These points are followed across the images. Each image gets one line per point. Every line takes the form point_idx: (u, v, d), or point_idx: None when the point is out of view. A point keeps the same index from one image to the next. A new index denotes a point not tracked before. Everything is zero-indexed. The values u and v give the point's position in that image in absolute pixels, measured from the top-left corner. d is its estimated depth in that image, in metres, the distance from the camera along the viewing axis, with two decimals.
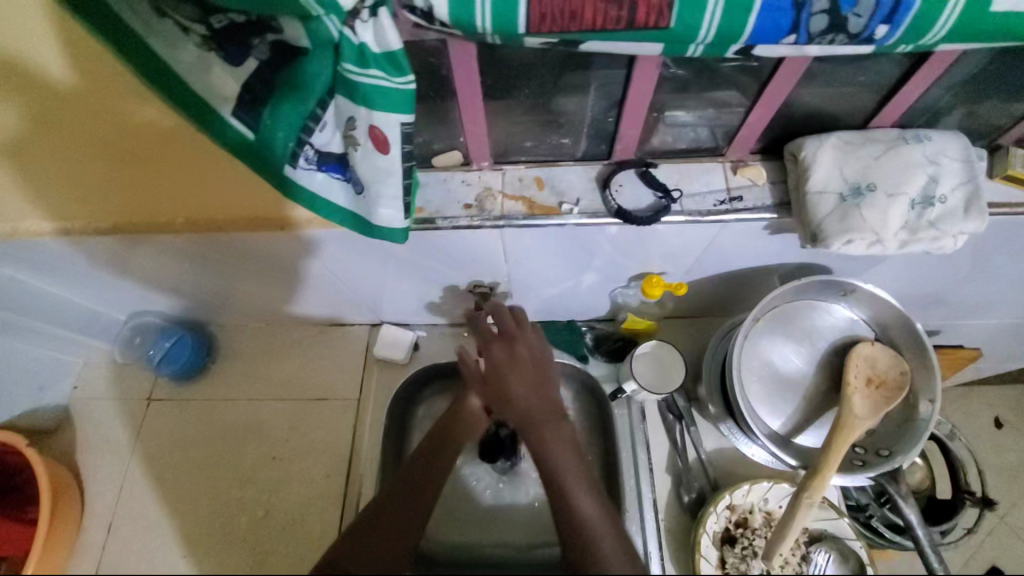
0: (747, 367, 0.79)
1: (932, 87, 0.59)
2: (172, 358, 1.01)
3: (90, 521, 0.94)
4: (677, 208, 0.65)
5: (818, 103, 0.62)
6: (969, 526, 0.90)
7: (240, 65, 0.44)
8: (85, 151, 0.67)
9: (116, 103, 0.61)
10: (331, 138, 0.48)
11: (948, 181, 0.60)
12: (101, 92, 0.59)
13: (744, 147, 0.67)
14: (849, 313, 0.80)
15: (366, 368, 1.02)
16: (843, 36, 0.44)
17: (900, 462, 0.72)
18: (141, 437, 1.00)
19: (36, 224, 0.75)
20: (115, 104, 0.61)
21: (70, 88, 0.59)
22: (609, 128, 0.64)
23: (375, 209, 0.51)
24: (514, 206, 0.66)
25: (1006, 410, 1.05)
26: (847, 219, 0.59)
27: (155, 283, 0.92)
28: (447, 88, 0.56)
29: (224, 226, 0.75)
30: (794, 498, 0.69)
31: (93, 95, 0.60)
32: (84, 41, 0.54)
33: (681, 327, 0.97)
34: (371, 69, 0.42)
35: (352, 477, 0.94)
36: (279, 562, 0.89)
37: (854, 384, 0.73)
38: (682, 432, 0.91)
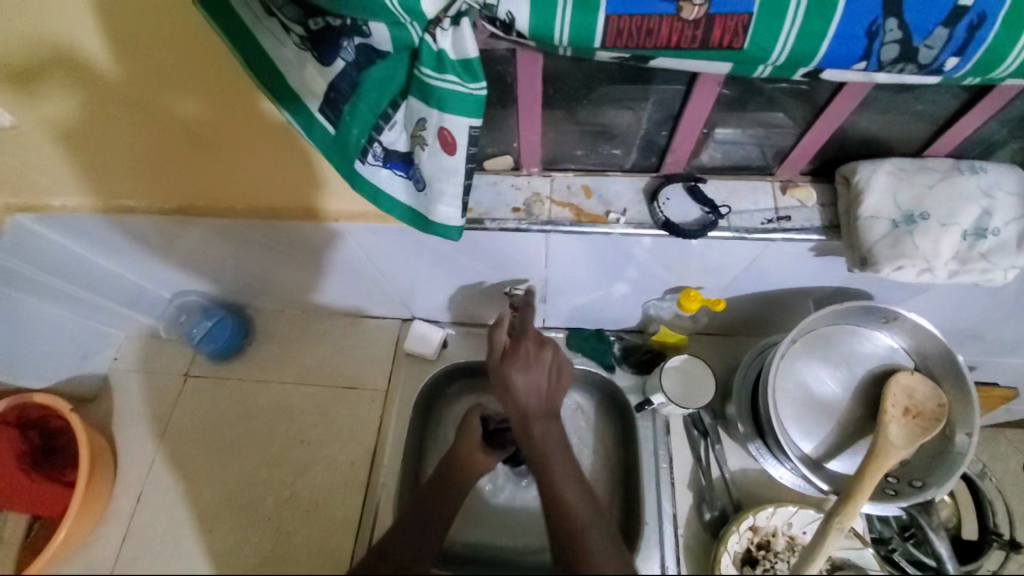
0: (780, 388, 0.78)
1: (991, 120, 0.59)
2: (212, 338, 1.05)
3: (122, 489, 0.98)
4: (724, 223, 0.65)
5: (873, 129, 0.62)
6: (995, 569, 0.87)
7: (329, 65, 0.46)
8: (151, 139, 0.70)
9: (177, 90, 0.62)
10: (399, 136, 0.50)
11: (1004, 214, 0.59)
12: (162, 78, 0.60)
13: (794, 168, 0.67)
14: (889, 341, 0.79)
15: (396, 362, 1.05)
16: (912, 66, 0.44)
17: (933, 495, 0.71)
18: (176, 411, 1.04)
19: (117, 201, 0.80)
20: (176, 90, 0.62)
21: (132, 71, 0.60)
22: (660, 141, 0.65)
23: (436, 206, 0.53)
24: (561, 212, 0.67)
25: None
26: (899, 246, 0.58)
27: (203, 265, 0.97)
28: (509, 96, 0.59)
29: (281, 213, 0.79)
30: (825, 521, 0.68)
31: (155, 79, 0.61)
32: (148, 37, 0.55)
33: (712, 343, 0.97)
34: (447, 74, 0.44)
35: (376, 467, 0.96)
36: (301, 543, 0.92)
37: (890, 413, 0.71)
38: (707, 449, 0.90)
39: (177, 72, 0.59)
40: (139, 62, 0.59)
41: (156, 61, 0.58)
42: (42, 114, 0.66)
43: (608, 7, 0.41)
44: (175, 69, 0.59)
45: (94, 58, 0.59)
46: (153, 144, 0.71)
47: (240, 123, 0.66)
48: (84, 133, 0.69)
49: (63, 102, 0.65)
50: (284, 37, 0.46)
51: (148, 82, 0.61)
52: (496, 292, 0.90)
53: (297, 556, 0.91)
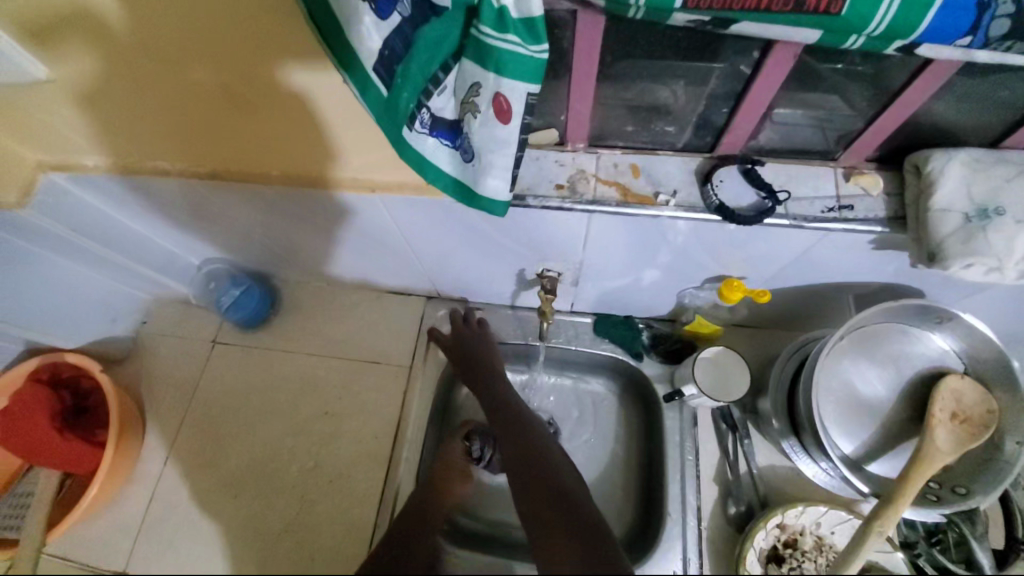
0: (821, 387, 0.75)
1: None
2: (239, 307, 1.05)
3: (151, 448, 1.00)
4: (782, 210, 0.61)
5: (955, 114, 0.57)
6: None
7: (387, 19, 0.42)
8: (177, 103, 0.68)
9: (194, 53, 0.60)
10: (447, 103, 0.48)
11: None
12: (178, 39, 0.58)
13: (860, 153, 0.63)
14: (939, 341, 0.75)
15: (420, 340, 1.04)
16: (1021, 44, 0.40)
17: (978, 503, 0.69)
18: (204, 376, 1.05)
19: (144, 165, 0.80)
20: (191, 54, 0.60)
21: (147, 30, 0.58)
22: (718, 120, 0.61)
23: (483, 178, 0.50)
24: (607, 191, 0.64)
25: None
26: (973, 241, 0.54)
27: (232, 232, 0.96)
28: (562, 64, 0.55)
29: (314, 180, 0.76)
30: (864, 525, 0.66)
31: (169, 40, 0.59)
32: None
33: (746, 335, 0.94)
34: (509, 34, 0.41)
35: (398, 442, 0.96)
36: (323, 513, 0.93)
37: (938, 417, 0.68)
38: (735, 443, 0.88)
39: (192, 31, 0.57)
40: (154, 23, 0.57)
41: (171, 20, 0.56)
42: (62, 74, 0.65)
43: None
44: (192, 30, 0.57)
45: (111, 16, 0.57)
46: (173, 109, 0.69)
47: (258, 87, 0.64)
48: (102, 96, 0.68)
49: (80, 62, 0.63)
50: None
51: (164, 44, 0.59)
52: (528, 275, 0.89)
53: (319, 525, 0.92)
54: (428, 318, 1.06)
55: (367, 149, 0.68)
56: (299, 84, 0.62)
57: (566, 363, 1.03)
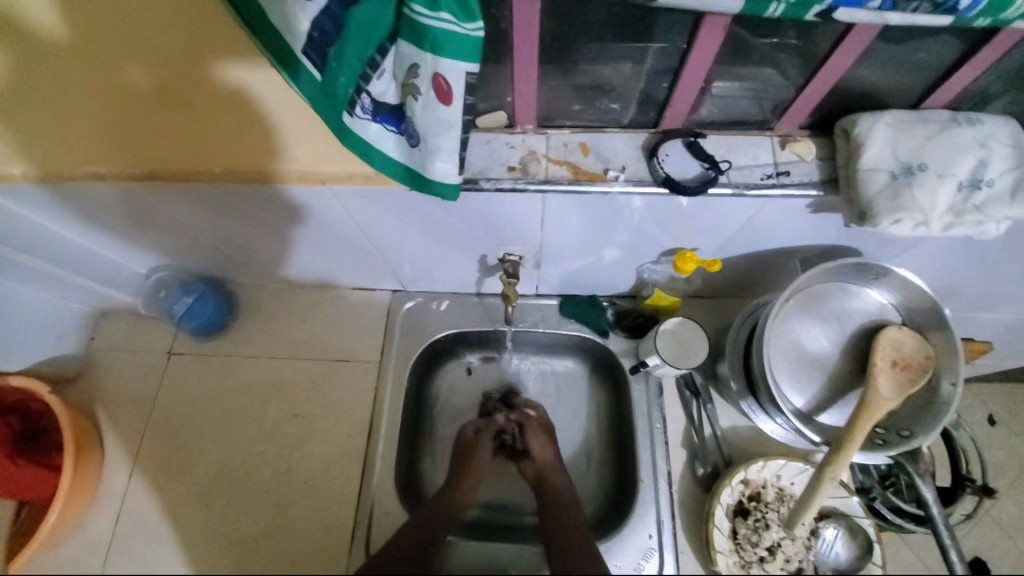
0: (773, 347, 0.80)
1: (991, 69, 0.58)
2: (194, 314, 1.01)
3: (111, 467, 0.96)
4: (724, 179, 0.64)
5: (875, 80, 0.61)
6: (968, 513, 0.93)
7: (312, 2, 0.43)
8: (114, 103, 0.67)
9: (128, 48, 0.61)
10: (388, 87, 0.48)
11: (998, 164, 0.59)
12: (113, 32, 0.59)
13: (793, 122, 0.66)
14: (876, 296, 0.81)
15: (388, 335, 1.03)
16: (926, 4, 0.43)
17: (920, 442, 0.73)
18: (162, 389, 1.01)
19: (64, 172, 0.74)
20: (127, 49, 0.61)
21: (83, 27, 0.59)
22: (660, 95, 0.63)
23: (431, 162, 0.50)
24: (559, 170, 0.65)
25: (1001, 410, 1.02)
26: (898, 198, 0.58)
27: (179, 237, 0.92)
28: (503, 44, 0.56)
29: (261, 168, 0.72)
30: (817, 471, 0.71)
31: (103, 34, 0.60)
32: None
33: (704, 306, 0.98)
34: (441, 12, 0.41)
35: (373, 437, 0.96)
36: (301, 513, 0.92)
37: (879, 365, 0.72)
38: (699, 409, 0.92)
39: (130, 26, 0.59)
40: (88, 18, 0.58)
41: (108, 13, 0.58)
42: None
43: None
44: (127, 23, 0.59)
45: (41, 14, 0.58)
46: (101, 109, 0.68)
47: (193, 82, 0.64)
48: (24, 100, 0.66)
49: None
50: None
51: (98, 39, 0.60)
52: (490, 260, 0.90)
53: (298, 527, 0.91)
54: (394, 312, 1.04)
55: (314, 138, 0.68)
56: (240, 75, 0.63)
57: (536, 346, 1.05)
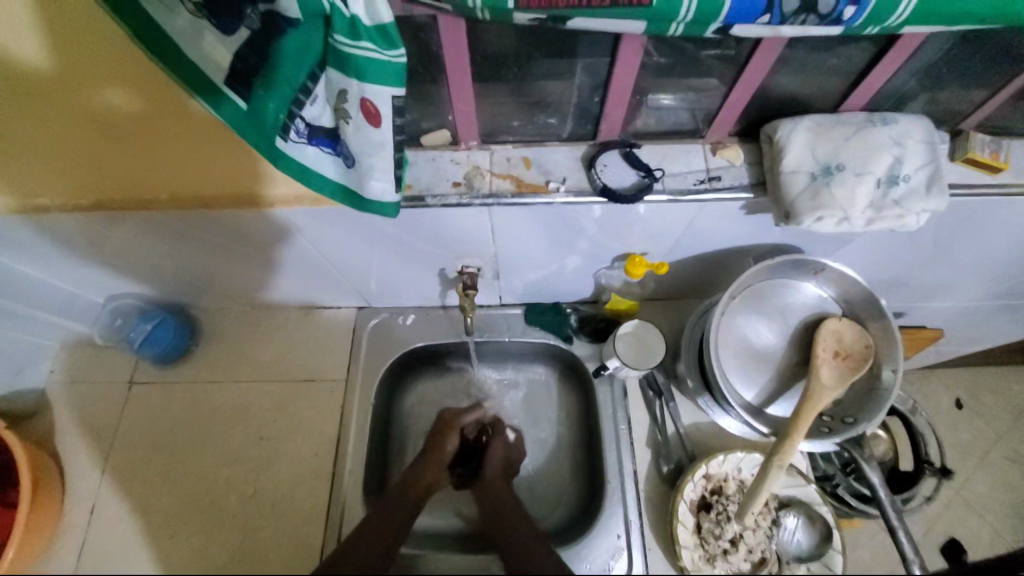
0: (723, 344, 0.83)
1: (896, 73, 0.63)
2: (155, 342, 0.99)
3: (71, 503, 0.93)
4: (659, 186, 0.67)
5: (792, 88, 0.65)
6: (928, 495, 0.98)
7: (232, 34, 0.44)
8: (60, 131, 0.66)
9: (108, 81, 0.60)
10: (321, 111, 0.49)
11: (911, 161, 0.63)
12: (93, 67, 0.58)
13: (722, 129, 0.69)
14: (818, 291, 0.85)
15: (355, 353, 1.03)
16: (813, 17, 0.46)
17: (864, 429, 0.77)
18: (123, 420, 0.98)
19: (0, 202, 0.73)
20: (85, 83, 0.60)
21: (60, 62, 0.58)
22: (594, 108, 0.66)
23: (367, 182, 0.52)
24: (502, 183, 0.67)
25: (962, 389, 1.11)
26: (819, 198, 0.62)
27: (135, 265, 0.91)
28: (437, 66, 0.58)
29: (210, 203, 0.75)
30: (766, 461, 0.73)
31: (82, 70, 0.59)
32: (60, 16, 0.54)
33: (662, 308, 1.01)
34: (363, 41, 0.43)
35: (341, 457, 0.95)
36: (269, 539, 0.90)
37: (821, 357, 0.76)
38: (662, 408, 0.94)
39: (110, 62, 0.58)
40: (64, 53, 0.57)
41: (85, 48, 0.56)
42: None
43: None
44: (108, 60, 0.58)
45: (16, 49, 0.56)
46: (79, 140, 0.67)
47: (178, 119, 0.64)
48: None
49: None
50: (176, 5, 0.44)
51: (77, 74, 0.59)
52: (450, 273, 0.91)
53: (266, 553, 0.89)
54: (360, 329, 1.04)
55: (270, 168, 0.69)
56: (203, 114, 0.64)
57: (504, 355, 1.06)
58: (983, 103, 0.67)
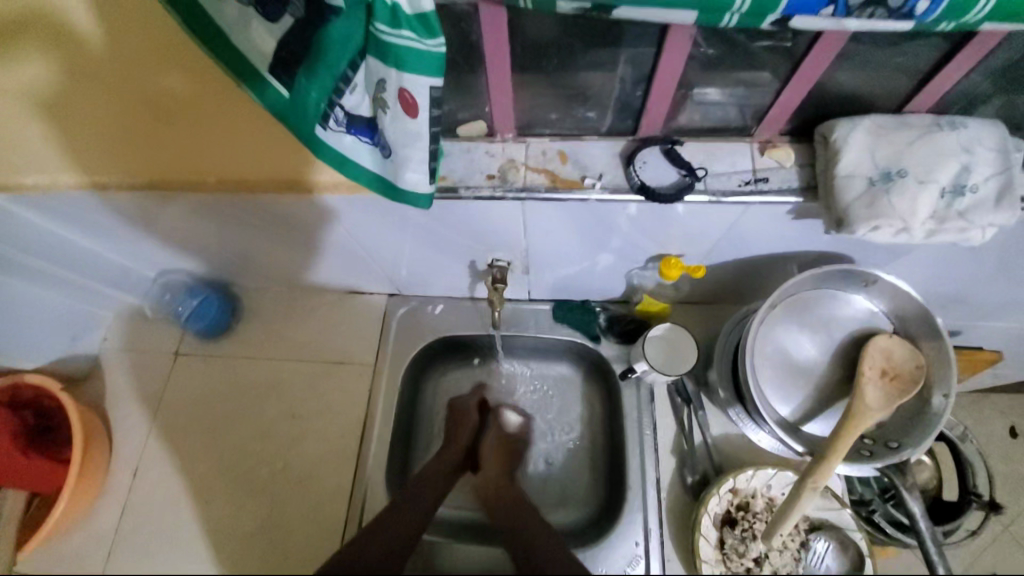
0: (759, 354, 0.80)
1: (975, 71, 0.57)
2: (199, 316, 1.06)
3: (118, 464, 0.99)
4: (700, 186, 0.64)
5: (852, 86, 0.61)
6: (973, 529, 0.93)
7: (277, 23, 0.45)
8: (128, 105, 0.70)
9: (161, 59, 0.65)
10: (361, 100, 0.49)
11: (983, 170, 0.58)
12: (149, 44, 0.64)
13: (773, 128, 0.65)
14: (867, 304, 0.79)
15: (383, 339, 1.04)
16: (882, 10, 0.42)
17: (909, 455, 0.72)
18: (167, 389, 1.04)
19: (62, 179, 0.77)
20: (158, 56, 0.65)
21: (122, 40, 0.64)
22: (635, 103, 0.64)
23: (403, 172, 0.52)
24: (536, 178, 0.66)
25: None
26: (876, 206, 0.57)
27: (183, 243, 0.96)
28: (476, 56, 0.58)
29: (252, 186, 0.76)
30: (799, 481, 0.70)
31: (139, 47, 0.64)
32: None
33: (695, 312, 0.97)
34: (403, 30, 0.43)
35: (365, 440, 0.97)
36: (295, 512, 0.94)
37: (866, 374, 0.71)
38: (690, 415, 0.92)
39: (163, 39, 0.63)
40: (125, 31, 0.63)
41: (143, 25, 0.62)
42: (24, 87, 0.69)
43: None
44: (161, 37, 0.63)
45: (87, 26, 0.63)
46: (134, 119, 0.72)
47: (219, 95, 0.68)
48: (65, 110, 0.71)
49: (45, 73, 0.67)
50: None
51: (136, 52, 0.65)
52: (479, 266, 0.91)
53: (292, 525, 0.93)
54: (390, 316, 1.06)
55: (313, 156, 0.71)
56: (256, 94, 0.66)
57: (529, 351, 1.05)
58: None
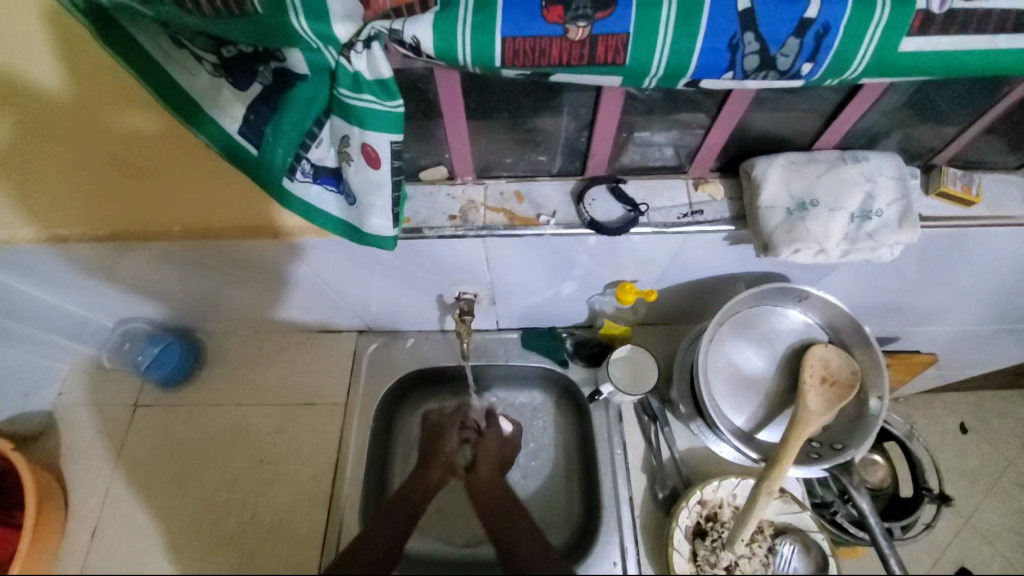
0: (712, 369, 0.86)
1: (865, 115, 0.67)
2: (162, 363, 1.03)
3: (73, 525, 0.94)
4: (645, 220, 0.71)
5: (769, 126, 0.69)
6: (928, 522, 1.01)
7: (246, 90, 0.50)
8: (82, 165, 0.71)
9: (120, 107, 0.64)
10: (327, 153, 0.53)
11: (883, 197, 0.66)
12: (106, 95, 0.62)
13: (704, 165, 0.73)
14: (804, 318, 0.87)
15: (354, 377, 1.05)
16: (774, 73, 0.50)
17: (853, 455, 0.78)
18: (126, 442, 1.00)
19: (24, 232, 0.79)
20: (104, 120, 0.65)
21: (77, 88, 0.62)
22: (581, 147, 0.70)
23: (368, 218, 0.56)
24: (495, 217, 0.72)
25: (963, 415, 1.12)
26: (795, 231, 0.65)
27: (145, 289, 0.95)
28: (434, 110, 0.63)
29: (221, 234, 0.79)
30: (755, 487, 0.74)
31: (96, 96, 0.62)
32: (86, 65, 0.59)
33: (656, 333, 1.03)
34: (365, 94, 0.47)
35: (338, 481, 0.96)
36: (266, 564, 0.91)
37: (808, 382, 0.78)
38: (657, 432, 0.95)
39: (121, 89, 0.61)
40: (78, 79, 0.61)
41: (98, 75, 0.60)
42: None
43: (503, 30, 0.46)
44: (119, 85, 0.61)
45: (31, 84, 0.61)
46: (91, 161, 0.70)
47: (183, 142, 0.67)
48: (13, 155, 0.69)
49: None
50: (195, 67, 0.49)
51: (93, 99, 0.63)
52: (447, 299, 0.94)
53: None
54: (360, 353, 1.07)
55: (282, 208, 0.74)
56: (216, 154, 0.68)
57: (500, 379, 1.08)
58: (954, 138, 0.71)
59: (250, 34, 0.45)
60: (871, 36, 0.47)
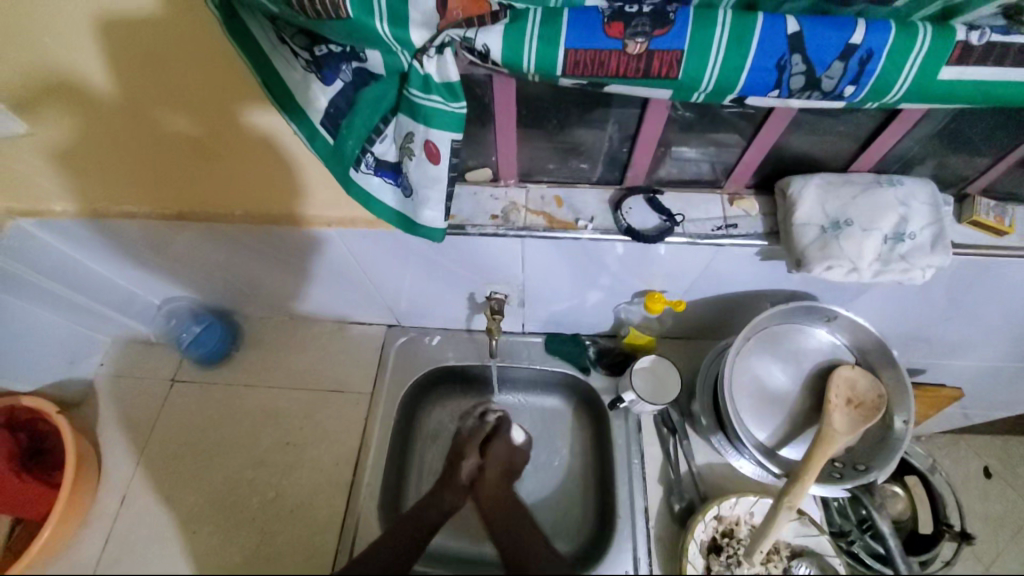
0: (737, 383, 0.87)
1: (903, 140, 0.68)
2: (200, 343, 1.08)
3: (106, 491, 0.98)
4: (679, 230, 0.74)
5: (804, 148, 0.71)
6: (947, 559, 0.97)
7: (330, 85, 0.55)
8: (148, 153, 0.77)
9: (170, 106, 0.68)
10: (388, 148, 0.58)
11: (917, 220, 0.67)
12: (160, 94, 0.67)
13: (740, 181, 0.76)
14: (831, 338, 0.88)
15: (381, 370, 1.08)
16: (818, 93, 0.53)
17: (875, 477, 0.79)
18: (162, 415, 1.05)
19: (102, 207, 0.86)
20: (163, 112, 0.70)
21: (134, 87, 0.66)
22: (622, 157, 0.74)
23: (421, 211, 0.60)
24: (536, 219, 0.75)
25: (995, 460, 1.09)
26: (827, 248, 0.67)
27: (192, 270, 1.00)
28: (488, 114, 0.67)
29: (278, 219, 0.85)
30: (776, 500, 0.73)
31: (156, 86, 0.66)
32: (142, 62, 0.63)
33: (679, 346, 1.04)
34: (433, 95, 0.52)
35: (360, 468, 0.99)
36: (285, 543, 0.94)
37: (834, 402, 0.78)
38: (676, 445, 0.96)
39: (175, 89, 0.66)
40: (138, 77, 0.65)
41: (147, 77, 0.65)
42: (46, 130, 0.73)
43: (567, 42, 0.50)
44: (170, 87, 0.66)
45: (97, 79, 0.66)
46: (150, 155, 0.77)
47: (231, 136, 0.72)
48: (89, 138, 0.74)
49: (70, 120, 0.71)
50: (292, 61, 0.54)
51: (145, 99, 0.68)
52: (478, 298, 0.97)
53: (281, 556, 0.93)
54: (389, 345, 1.11)
55: (336, 205, 0.80)
56: (269, 134, 0.71)
57: (522, 383, 1.10)
58: (988, 169, 0.72)
59: (342, 35, 0.50)
60: (913, 64, 0.50)
